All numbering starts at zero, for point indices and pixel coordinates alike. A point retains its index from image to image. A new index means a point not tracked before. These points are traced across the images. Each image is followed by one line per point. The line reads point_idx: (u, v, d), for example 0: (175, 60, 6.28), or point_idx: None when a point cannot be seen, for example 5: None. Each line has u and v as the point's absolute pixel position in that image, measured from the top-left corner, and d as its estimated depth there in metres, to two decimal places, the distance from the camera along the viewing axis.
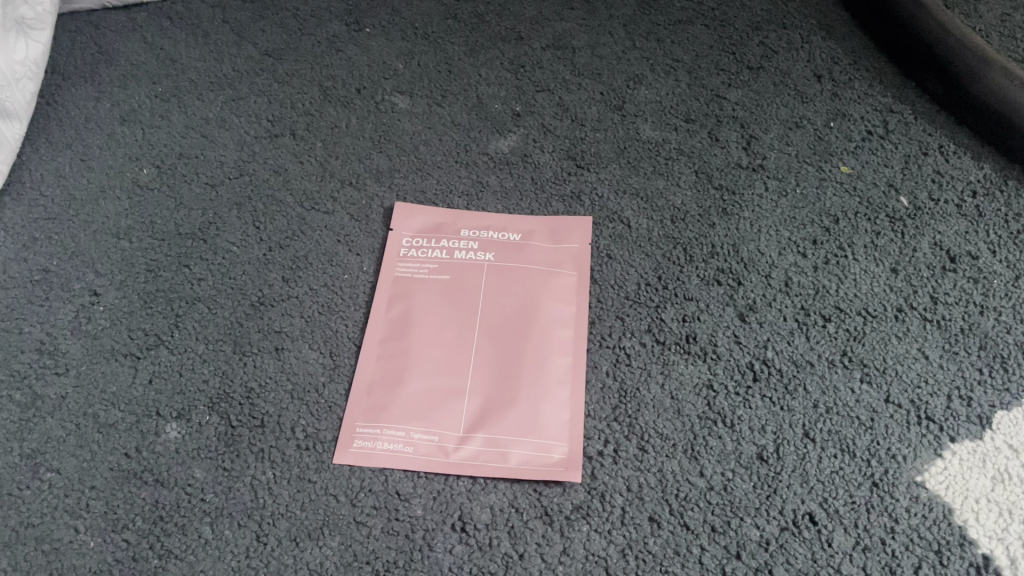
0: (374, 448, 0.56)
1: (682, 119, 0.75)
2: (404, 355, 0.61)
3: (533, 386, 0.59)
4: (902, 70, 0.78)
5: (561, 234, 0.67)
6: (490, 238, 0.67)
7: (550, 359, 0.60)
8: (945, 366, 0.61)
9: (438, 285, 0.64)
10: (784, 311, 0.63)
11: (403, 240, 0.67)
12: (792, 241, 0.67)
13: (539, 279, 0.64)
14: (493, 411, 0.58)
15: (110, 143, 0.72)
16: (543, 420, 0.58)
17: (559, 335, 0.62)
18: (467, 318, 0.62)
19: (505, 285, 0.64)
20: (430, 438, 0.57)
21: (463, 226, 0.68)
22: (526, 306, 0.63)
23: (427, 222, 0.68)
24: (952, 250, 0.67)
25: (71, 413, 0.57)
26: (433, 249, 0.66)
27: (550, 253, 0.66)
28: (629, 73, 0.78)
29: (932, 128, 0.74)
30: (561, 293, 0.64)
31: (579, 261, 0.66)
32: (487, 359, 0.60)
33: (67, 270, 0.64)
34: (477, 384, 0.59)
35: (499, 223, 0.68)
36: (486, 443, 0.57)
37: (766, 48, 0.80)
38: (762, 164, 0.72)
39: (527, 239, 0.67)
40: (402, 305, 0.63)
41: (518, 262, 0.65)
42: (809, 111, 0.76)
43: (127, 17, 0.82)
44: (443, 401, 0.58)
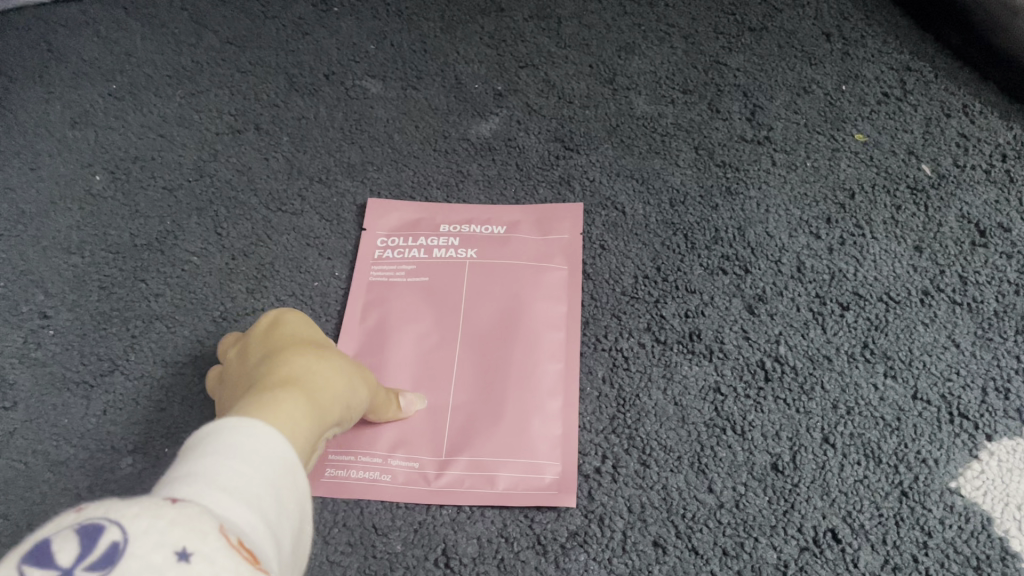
0: (349, 477, 0.52)
1: (679, 90, 0.68)
2: (380, 369, 0.56)
3: (521, 399, 0.54)
4: (918, 23, 0.71)
5: (548, 224, 0.61)
6: (472, 233, 0.61)
7: (539, 366, 0.55)
8: (979, 355, 0.55)
9: (417, 289, 0.59)
10: (797, 300, 0.58)
11: (378, 240, 0.61)
12: (803, 221, 0.61)
13: (526, 276, 0.59)
14: (478, 428, 0.53)
15: (61, 149, 0.67)
16: (532, 437, 0.53)
17: (548, 339, 0.56)
18: (447, 325, 0.57)
19: (489, 285, 0.59)
20: (409, 463, 0.52)
21: (443, 221, 0.62)
22: (512, 308, 0.57)
23: (404, 218, 0.62)
24: (982, 223, 0.61)
25: (18, 450, 0.53)
26: (410, 248, 0.61)
27: (537, 246, 0.60)
28: (620, 41, 0.71)
29: (955, 86, 0.68)
30: (550, 292, 0.58)
31: (570, 254, 0.60)
32: (470, 370, 0.55)
33: (15, 290, 0.60)
34: (460, 399, 0.54)
35: (481, 216, 0.62)
36: (470, 466, 0.52)
37: (769, 6, 0.73)
38: (769, 136, 0.66)
39: (512, 231, 0.61)
40: (377, 313, 0.58)
41: (502, 259, 0.60)
42: (819, 74, 0.69)
43: (79, 8, 0.74)
44: (423, 421, 0.54)
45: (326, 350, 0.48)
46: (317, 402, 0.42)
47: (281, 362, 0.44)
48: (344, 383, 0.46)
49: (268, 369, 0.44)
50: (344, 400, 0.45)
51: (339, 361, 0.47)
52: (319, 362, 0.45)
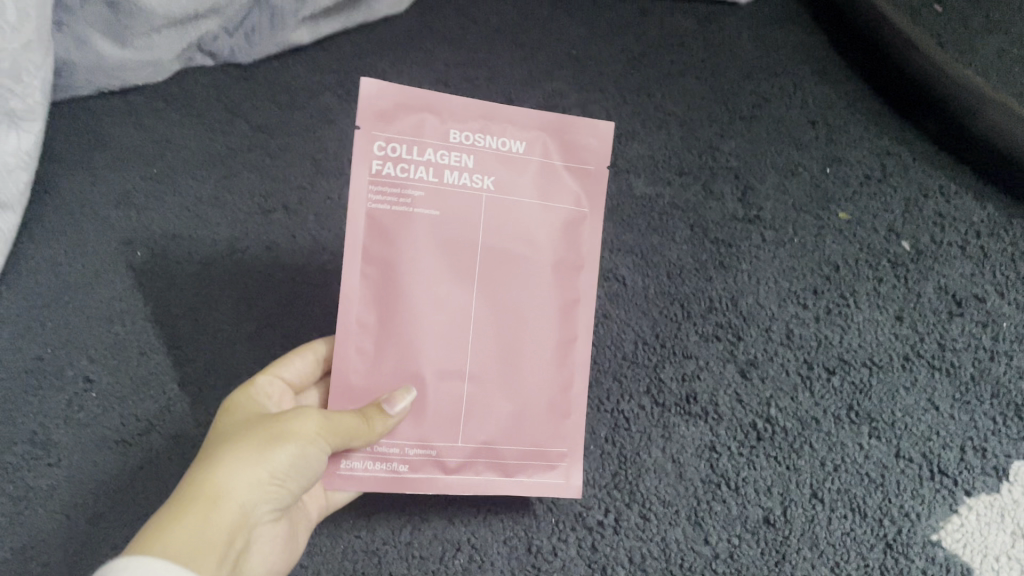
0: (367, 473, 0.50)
1: (676, 172, 0.73)
2: (388, 326, 0.50)
3: (537, 379, 0.52)
4: (897, 108, 0.77)
5: (580, 151, 0.52)
6: (487, 153, 0.50)
7: (557, 340, 0.52)
8: (957, 417, 0.61)
9: (426, 219, 0.50)
10: (786, 364, 0.62)
11: (374, 144, 0.49)
12: (792, 292, 0.66)
13: (551, 219, 0.51)
14: (494, 410, 0.52)
15: (105, 227, 0.71)
16: (547, 425, 0.53)
17: (569, 302, 0.53)
18: (463, 270, 0.50)
19: (511, 224, 0.51)
20: (426, 451, 0.51)
21: (452, 125, 0.49)
22: (535, 263, 0.51)
23: (403, 115, 0.49)
24: (958, 294, 0.66)
25: (63, 504, 0.60)
26: (417, 162, 0.49)
27: (560, 179, 0.52)
28: (622, 128, 0.75)
29: (932, 169, 0.73)
30: (577, 241, 0.52)
31: (595, 186, 0.52)
32: (487, 336, 0.51)
33: (56, 355, 0.65)
34: (476, 371, 0.51)
35: (497, 128, 0.50)
36: (485, 450, 0.52)
37: (759, 97, 0.78)
38: (759, 215, 0.71)
39: (534, 153, 0.51)
40: (383, 248, 0.50)
41: (527, 193, 0.51)
42: (805, 158, 0.74)
43: (122, 100, 0.77)
44: (436, 390, 0.51)
45: (277, 414, 0.46)
46: (245, 491, 0.42)
47: (218, 443, 0.44)
48: (291, 451, 0.44)
49: (204, 452, 0.44)
50: (290, 471, 0.44)
51: (290, 423, 0.45)
52: (258, 436, 0.44)
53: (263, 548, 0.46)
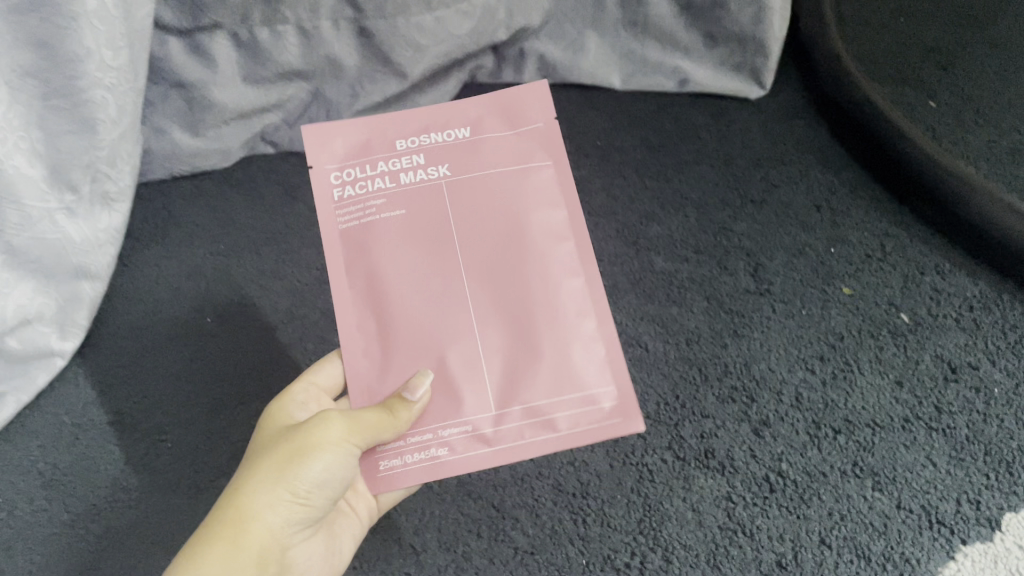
0: (407, 466, 0.53)
1: (693, 251, 0.81)
2: (384, 322, 0.57)
3: (554, 327, 0.57)
4: (894, 193, 0.85)
5: (515, 115, 0.62)
6: (436, 146, 0.60)
7: (559, 287, 0.58)
8: (953, 472, 0.66)
9: (399, 219, 0.58)
10: (796, 424, 0.69)
11: (330, 176, 0.58)
12: (801, 358, 0.73)
13: (514, 179, 0.60)
14: (520, 369, 0.56)
15: (178, 296, 0.80)
16: (578, 366, 0.56)
17: (556, 250, 0.59)
18: (448, 250, 0.58)
19: (480, 200, 0.59)
20: (464, 431, 0.54)
21: (396, 137, 0.60)
22: (515, 225, 0.59)
23: (350, 145, 0.60)
24: (953, 362, 0.72)
25: (140, 542, 0.67)
26: (372, 176, 0.59)
27: (505, 143, 0.61)
28: (642, 211, 0.85)
29: (928, 250, 0.80)
30: (541, 189, 0.60)
31: (541, 139, 0.61)
32: (483, 301, 0.57)
33: (137, 409, 0.74)
34: (489, 341, 0.56)
35: (435, 125, 0.61)
36: (527, 413, 0.55)
37: (768, 183, 0.87)
38: (769, 288, 0.78)
39: (478, 130, 0.61)
40: (364, 262, 0.58)
41: (483, 166, 0.60)
42: (812, 238, 0.82)
43: (193, 184, 0.88)
44: (458, 368, 0.56)
45: (302, 425, 0.50)
46: (269, 515, 0.48)
47: (254, 458, 0.50)
48: (313, 469, 0.49)
49: (242, 470, 0.50)
50: (315, 485, 0.49)
51: (311, 440, 0.49)
52: (281, 457, 0.49)
53: (310, 540, 0.53)
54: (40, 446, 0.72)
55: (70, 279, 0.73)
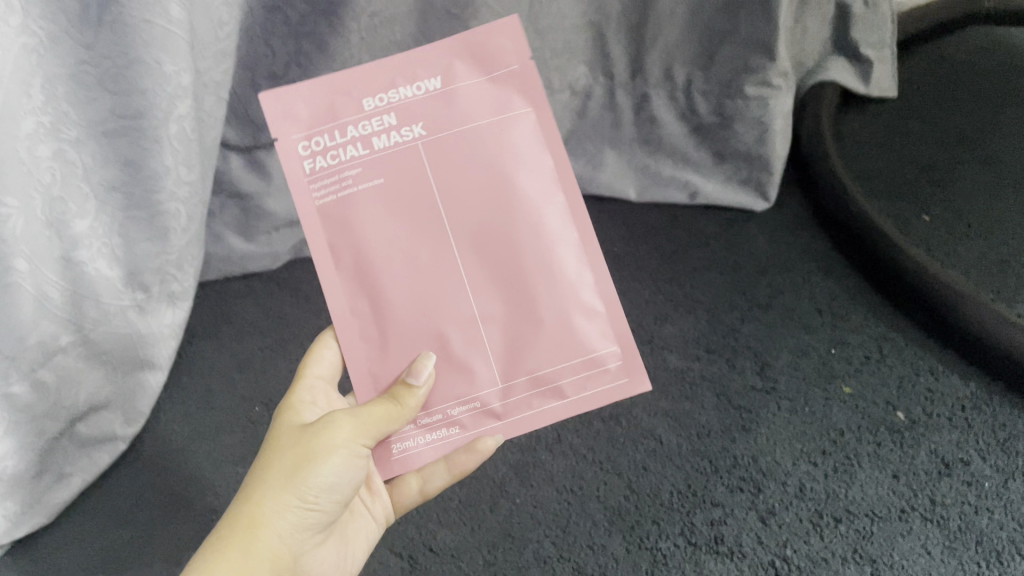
0: (419, 447, 0.59)
1: (704, 350, 0.88)
2: (377, 300, 0.60)
3: (553, 290, 0.61)
4: (891, 299, 0.92)
5: (484, 55, 0.61)
6: (405, 101, 0.60)
7: (554, 247, 0.61)
8: (947, 561, 0.71)
9: (379, 191, 0.59)
10: (799, 513, 0.74)
11: (298, 147, 0.59)
12: (804, 451, 0.78)
13: (496, 130, 0.61)
14: (521, 337, 0.60)
15: (229, 387, 0.88)
16: (579, 330, 0.61)
17: (547, 210, 0.61)
18: (434, 216, 0.60)
19: (462, 158, 0.60)
20: (471, 407, 0.60)
21: (362, 95, 0.59)
22: (503, 186, 0.61)
23: (313, 108, 0.59)
24: (947, 457, 0.78)
25: None
26: (343, 142, 0.59)
27: (482, 92, 0.61)
28: (656, 312, 0.92)
29: (923, 352, 0.86)
30: (521, 141, 0.61)
31: (518, 83, 0.61)
32: (477, 267, 0.60)
33: (194, 491, 0.81)
34: (486, 311, 0.60)
35: (403, 78, 0.60)
36: (532, 381, 0.60)
37: (773, 288, 0.94)
38: (775, 386, 0.84)
39: (449, 79, 0.61)
40: (349, 240, 0.59)
41: (462, 119, 0.60)
42: (814, 340, 0.88)
43: (245, 283, 0.97)
44: (460, 344, 0.60)
45: (309, 431, 0.53)
46: (282, 516, 0.51)
47: (266, 461, 0.53)
48: (320, 472, 0.52)
49: (251, 476, 0.53)
50: (324, 488, 0.52)
51: (318, 445, 0.52)
52: (290, 464, 0.52)
53: (323, 544, 0.56)
54: (102, 522, 0.79)
55: (133, 368, 0.82)
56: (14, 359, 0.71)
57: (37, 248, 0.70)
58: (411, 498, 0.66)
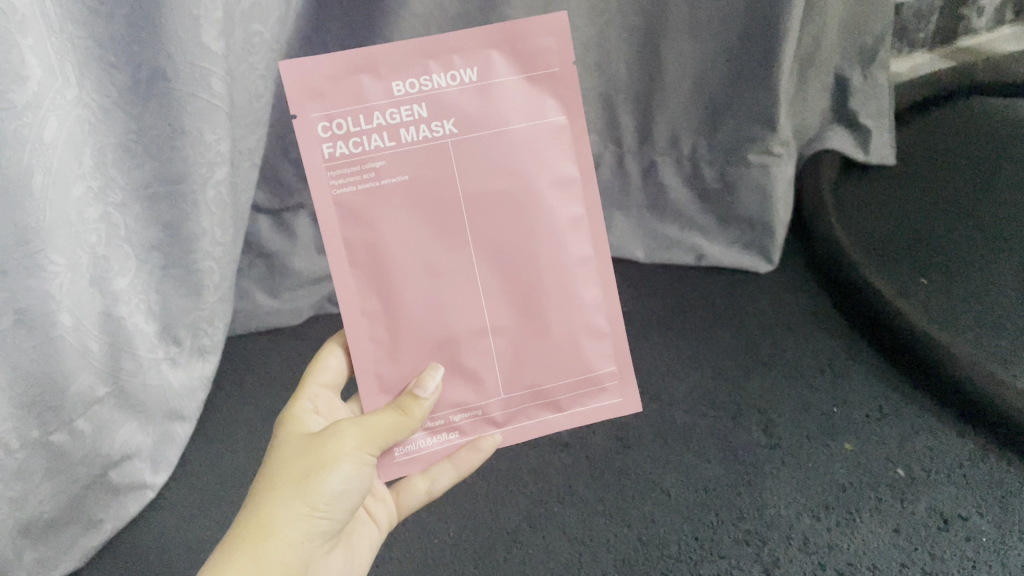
0: (421, 450, 0.61)
1: (710, 406, 0.91)
2: (390, 300, 0.60)
3: (564, 306, 0.62)
4: (888, 359, 0.95)
5: (526, 55, 0.59)
6: (436, 93, 0.58)
7: (570, 262, 0.62)
8: None
9: (401, 188, 0.58)
10: (803, 566, 0.76)
11: (318, 127, 0.56)
12: (807, 506, 0.81)
13: (529, 137, 0.60)
14: (527, 350, 0.62)
15: (253, 438, 0.91)
16: (584, 350, 0.63)
17: (569, 221, 0.62)
18: (456, 220, 0.59)
19: (489, 160, 0.59)
20: (473, 415, 0.62)
21: (391, 81, 0.57)
22: (529, 195, 0.60)
23: (338, 87, 0.57)
24: (946, 513, 0.80)
25: None
26: (367, 130, 0.57)
27: (519, 91, 0.59)
28: (664, 369, 0.96)
29: (921, 411, 0.90)
30: (553, 149, 0.60)
31: (555, 87, 0.60)
32: (493, 276, 0.61)
33: (216, 538, 0.83)
34: (496, 322, 0.61)
35: (437, 65, 0.58)
36: (533, 395, 0.63)
37: (776, 347, 0.98)
38: (778, 442, 0.87)
39: (486, 73, 0.59)
40: (366, 234, 0.58)
41: (494, 118, 0.59)
42: (816, 397, 0.92)
43: (271, 339, 1.01)
44: (468, 352, 0.61)
45: (316, 440, 0.54)
46: (292, 526, 0.51)
47: (271, 473, 0.53)
48: (330, 480, 0.53)
49: (256, 488, 0.53)
50: (333, 495, 0.53)
51: (327, 453, 0.53)
52: (299, 472, 0.52)
53: (325, 555, 0.56)
54: (125, 566, 0.81)
55: (166, 418, 0.87)
56: (58, 409, 0.76)
57: (80, 305, 0.75)
58: (418, 499, 0.68)
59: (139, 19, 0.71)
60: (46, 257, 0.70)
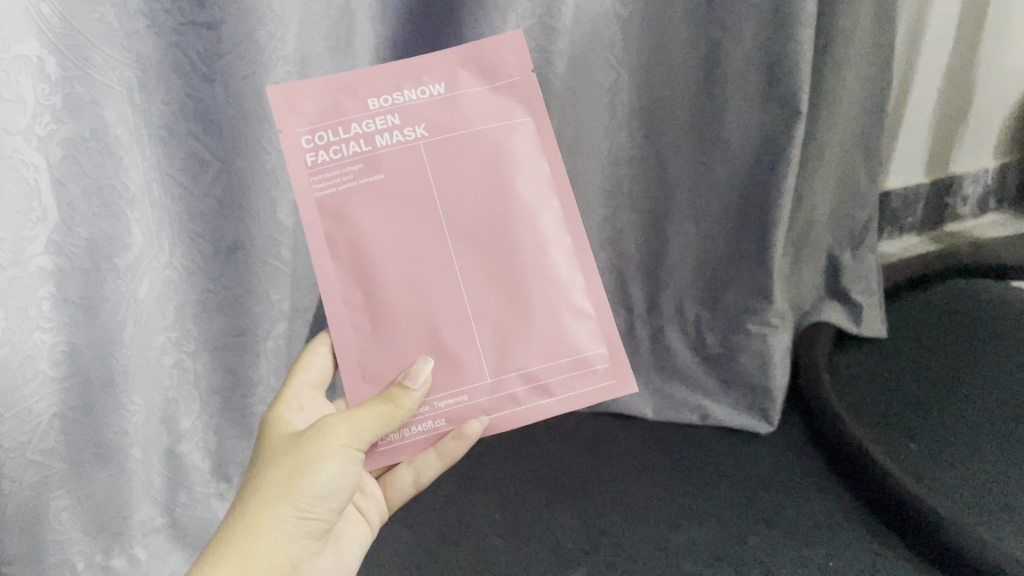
0: (406, 438, 0.70)
1: (716, 557, 0.98)
2: (374, 286, 0.71)
3: (542, 288, 0.73)
4: (882, 519, 1.01)
5: (486, 70, 0.74)
6: (409, 107, 0.72)
7: (541, 248, 0.74)
8: None
9: (379, 186, 0.71)
10: None
11: (302, 140, 0.70)
12: None
13: (493, 137, 0.73)
14: (506, 330, 0.72)
15: None
16: (565, 327, 0.73)
17: (539, 211, 0.74)
18: (431, 214, 0.72)
19: (458, 162, 0.72)
20: (463, 396, 0.71)
21: (368, 97, 0.71)
22: (498, 189, 0.73)
23: (319, 106, 0.70)
24: None
25: None
26: (346, 140, 0.70)
27: (483, 100, 0.73)
28: (671, 521, 1.03)
29: (913, 568, 0.95)
30: (517, 146, 0.74)
31: (515, 95, 0.74)
32: (468, 263, 0.72)
33: None
34: (476, 303, 0.72)
35: (409, 84, 0.72)
36: (519, 375, 0.72)
37: (777, 504, 1.05)
38: None
39: (451, 90, 0.73)
40: (348, 229, 0.71)
41: (460, 124, 0.72)
42: (814, 552, 0.98)
43: None
44: (450, 332, 0.71)
45: (304, 441, 0.62)
46: (276, 527, 0.59)
47: (262, 475, 0.61)
48: (314, 482, 0.61)
49: (250, 490, 0.61)
50: (316, 495, 0.61)
51: (313, 453, 0.61)
52: (285, 479, 0.60)
53: (314, 548, 0.65)
54: None
55: None
56: (114, 535, 0.88)
57: (148, 440, 0.87)
58: (407, 488, 0.80)
59: (228, 200, 0.84)
60: (125, 398, 0.82)
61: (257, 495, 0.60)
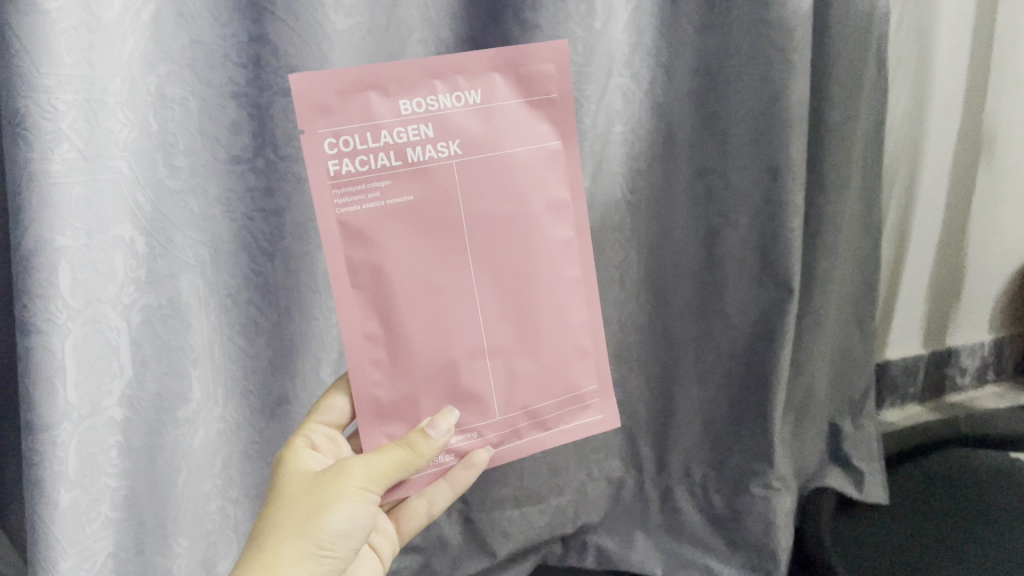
0: (418, 477, 0.79)
1: None
2: (396, 317, 0.75)
3: (552, 322, 0.82)
4: None
5: (524, 82, 0.77)
6: (442, 117, 0.73)
7: (556, 283, 0.81)
8: None
9: (406, 211, 0.73)
10: None
11: (326, 144, 0.70)
12: None
13: (523, 163, 0.77)
14: (517, 367, 0.80)
15: None
16: (569, 365, 0.83)
17: (558, 242, 0.81)
18: (455, 244, 0.75)
19: (485, 185, 0.76)
20: (473, 433, 0.80)
21: (400, 101, 0.71)
22: (524, 221, 0.78)
23: (346, 104, 0.70)
24: None
25: None
26: (375, 149, 0.71)
27: (514, 113, 0.77)
28: None
29: None
30: (543, 171, 0.79)
31: (551, 109, 0.79)
32: (489, 297, 0.78)
33: None
34: (492, 341, 0.79)
35: (443, 88, 0.73)
36: (525, 412, 0.82)
37: None
38: None
39: (488, 103, 0.75)
40: (372, 255, 0.73)
41: (493, 145, 0.76)
42: None
43: None
44: (467, 372, 0.78)
45: (325, 484, 0.71)
46: (296, 561, 0.68)
47: (285, 515, 0.70)
48: (330, 523, 0.69)
49: (273, 528, 0.70)
50: (334, 532, 0.69)
51: (332, 495, 0.70)
52: (306, 518, 0.69)
53: None
54: None
55: None
56: None
57: None
58: (418, 521, 0.92)
59: (278, 358, 0.95)
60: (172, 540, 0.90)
61: (279, 534, 0.69)
